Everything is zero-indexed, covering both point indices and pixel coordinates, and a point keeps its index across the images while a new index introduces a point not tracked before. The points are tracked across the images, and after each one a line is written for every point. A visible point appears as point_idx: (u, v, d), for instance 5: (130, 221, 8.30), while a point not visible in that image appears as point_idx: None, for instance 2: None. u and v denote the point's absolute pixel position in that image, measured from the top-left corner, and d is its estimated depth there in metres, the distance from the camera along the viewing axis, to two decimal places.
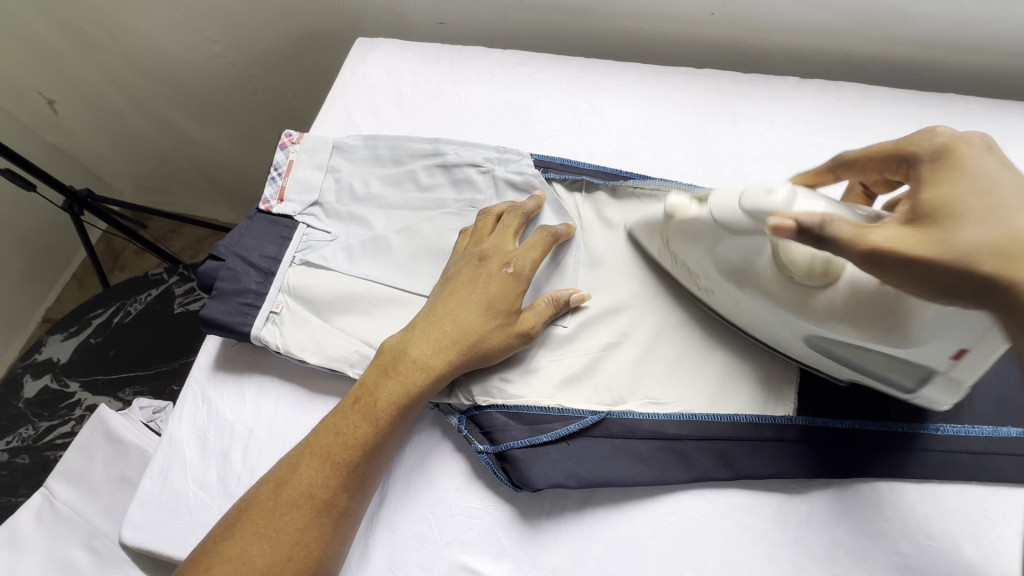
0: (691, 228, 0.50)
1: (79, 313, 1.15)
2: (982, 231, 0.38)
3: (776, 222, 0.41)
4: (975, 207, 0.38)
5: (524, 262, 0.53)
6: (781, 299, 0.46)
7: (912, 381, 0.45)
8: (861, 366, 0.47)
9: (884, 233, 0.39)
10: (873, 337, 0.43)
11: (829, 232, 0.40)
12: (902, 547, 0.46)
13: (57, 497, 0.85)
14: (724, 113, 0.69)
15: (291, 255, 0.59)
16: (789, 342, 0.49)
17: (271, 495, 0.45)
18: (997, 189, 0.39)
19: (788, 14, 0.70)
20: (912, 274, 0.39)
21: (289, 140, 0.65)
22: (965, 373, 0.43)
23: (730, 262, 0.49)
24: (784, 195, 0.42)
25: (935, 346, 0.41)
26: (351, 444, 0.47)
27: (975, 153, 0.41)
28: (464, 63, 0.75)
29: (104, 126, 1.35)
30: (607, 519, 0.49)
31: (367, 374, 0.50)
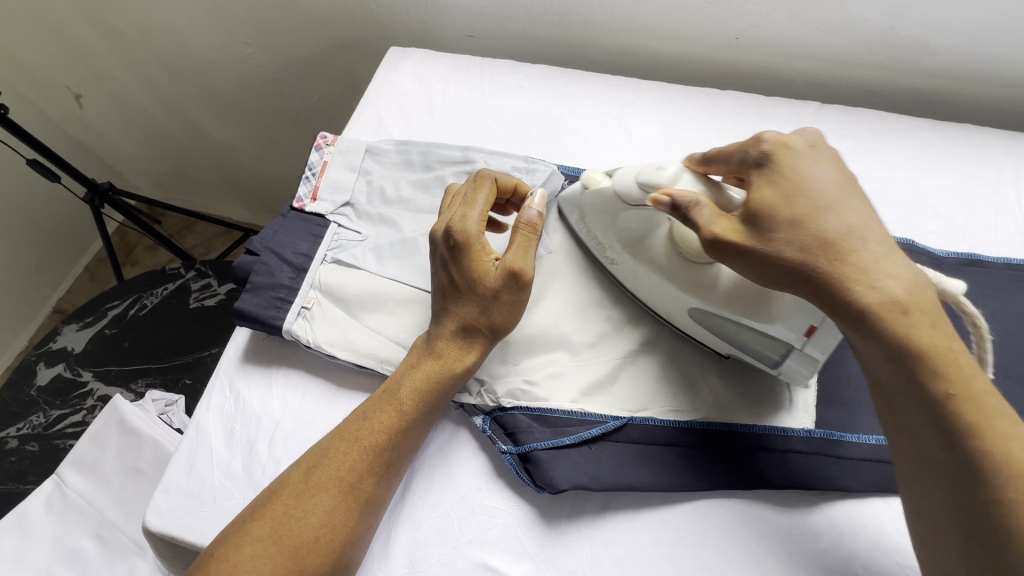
0: (601, 203, 0.54)
1: (95, 304, 1.17)
2: (792, 228, 0.44)
3: (654, 198, 0.47)
4: (788, 206, 0.44)
5: (469, 219, 0.51)
6: (672, 273, 0.51)
7: (776, 355, 0.50)
8: (731, 339, 0.51)
9: (723, 223, 0.45)
10: (744, 310, 0.48)
11: (693, 214, 0.46)
12: (918, 563, 0.47)
13: (69, 485, 0.86)
14: (747, 133, 0.71)
15: (323, 253, 0.61)
16: (676, 314, 0.53)
17: (301, 478, 0.46)
18: (809, 188, 0.45)
19: (812, 40, 0.72)
20: (741, 260, 0.45)
21: (323, 142, 0.67)
22: (818, 351, 0.48)
23: (630, 233, 0.54)
24: (672, 173, 0.47)
25: (788, 322, 0.47)
26: (379, 431, 0.48)
27: (797, 153, 0.47)
28: (494, 75, 0.78)
29: (128, 122, 1.37)
30: (627, 524, 0.50)
31: (396, 368, 0.52)
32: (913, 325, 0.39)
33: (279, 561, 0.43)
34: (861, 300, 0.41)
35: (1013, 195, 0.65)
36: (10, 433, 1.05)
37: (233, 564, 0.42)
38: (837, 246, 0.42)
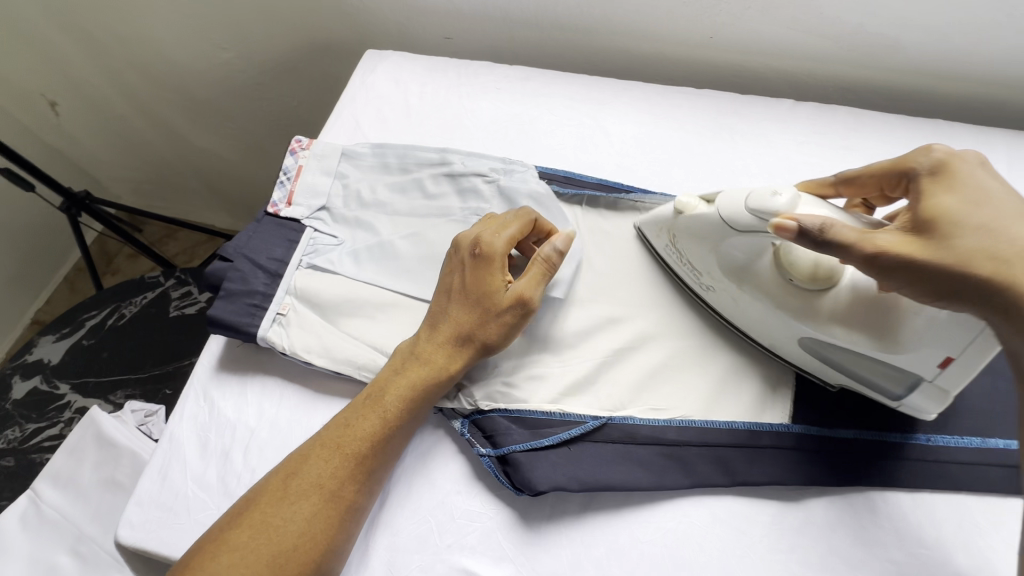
0: (699, 227, 0.53)
1: (73, 315, 1.15)
2: (978, 237, 0.41)
3: (778, 222, 0.44)
4: (968, 217, 0.42)
5: (495, 241, 0.53)
6: (782, 300, 0.50)
7: (897, 387, 0.48)
8: (848, 370, 0.49)
9: (888, 237, 0.43)
10: (858, 337, 0.46)
11: (829, 236, 0.43)
12: (895, 555, 0.47)
13: (44, 500, 0.84)
14: (723, 131, 0.71)
15: (298, 258, 0.60)
16: (784, 344, 0.52)
17: (280, 485, 0.45)
18: (992, 200, 0.42)
19: (786, 39, 0.73)
20: (906, 275, 0.42)
21: (298, 146, 0.66)
22: (953, 384, 0.45)
23: (734, 261, 0.52)
24: (789, 199, 0.45)
25: (919, 352, 0.44)
26: (360, 437, 0.48)
27: (968, 168, 0.45)
28: (472, 77, 0.77)
29: (105, 130, 1.35)
30: (607, 525, 0.49)
31: (378, 372, 0.52)
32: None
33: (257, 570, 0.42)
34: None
35: None
36: None
37: None
38: None
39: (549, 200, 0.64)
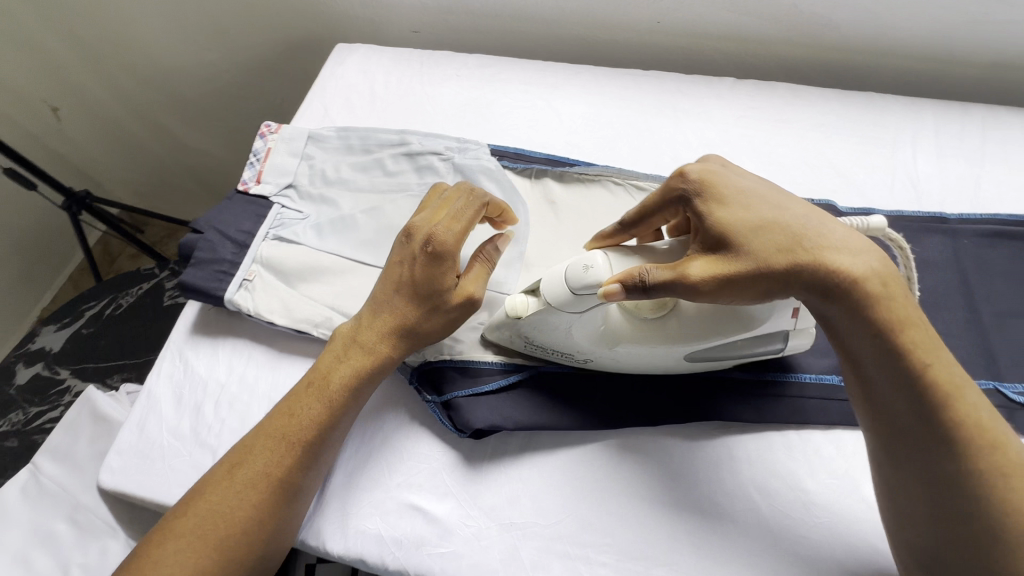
0: (541, 322, 0.50)
1: (72, 306, 1.21)
2: (761, 233, 0.43)
3: (607, 291, 0.44)
4: (746, 214, 0.44)
5: (445, 238, 0.51)
6: (656, 337, 0.49)
7: (778, 342, 0.53)
8: (731, 356, 0.52)
9: (695, 262, 0.43)
10: (730, 330, 0.48)
11: (648, 283, 0.43)
12: (807, 485, 0.51)
13: (43, 472, 0.89)
14: (667, 109, 0.75)
15: (265, 230, 0.65)
16: (674, 365, 0.53)
17: (226, 475, 0.48)
18: (750, 197, 0.45)
19: (727, 21, 0.77)
20: (733, 287, 0.43)
21: (268, 130, 0.72)
22: (807, 321, 0.52)
23: (591, 334, 0.50)
24: (602, 265, 0.45)
25: (779, 314, 0.49)
26: (305, 424, 0.50)
27: (720, 175, 0.47)
28: (433, 66, 0.83)
29: (105, 134, 1.42)
30: (544, 463, 0.54)
31: (321, 361, 0.54)
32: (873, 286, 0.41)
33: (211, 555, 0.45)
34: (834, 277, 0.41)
35: (909, 154, 0.70)
36: None
37: (162, 558, 0.45)
38: (801, 240, 0.42)
39: (500, 175, 0.69)
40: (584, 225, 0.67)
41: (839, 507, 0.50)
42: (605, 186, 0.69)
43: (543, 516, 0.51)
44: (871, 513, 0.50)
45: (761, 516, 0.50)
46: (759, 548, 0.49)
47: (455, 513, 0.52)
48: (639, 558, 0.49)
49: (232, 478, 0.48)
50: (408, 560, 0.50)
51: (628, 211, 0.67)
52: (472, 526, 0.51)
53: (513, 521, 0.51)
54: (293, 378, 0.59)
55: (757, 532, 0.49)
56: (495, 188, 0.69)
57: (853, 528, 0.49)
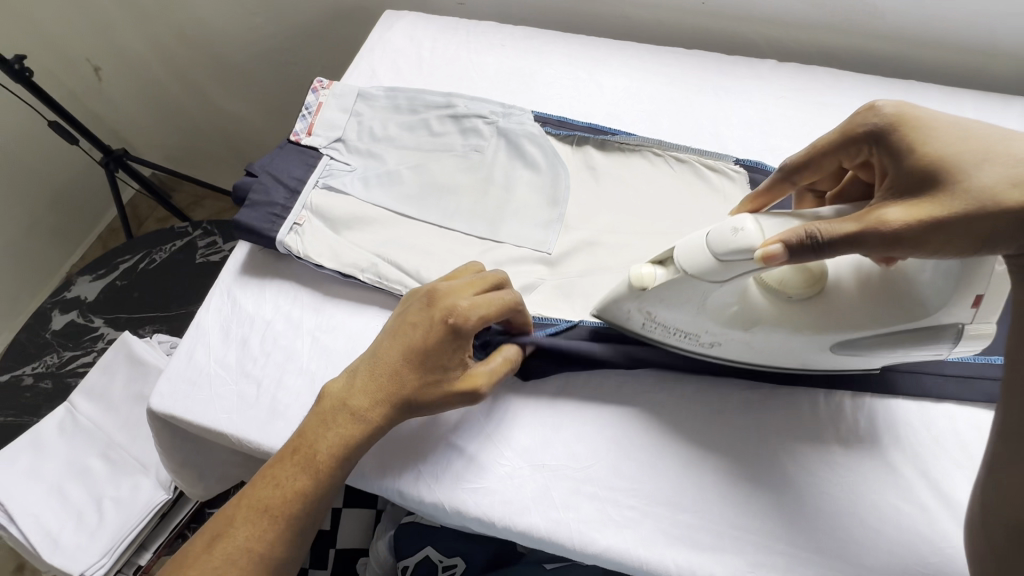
0: (671, 293, 0.49)
1: (107, 258, 1.24)
2: (984, 170, 0.40)
3: (766, 253, 0.42)
4: (961, 149, 0.41)
5: (469, 315, 0.50)
6: (797, 322, 0.49)
7: (948, 340, 0.48)
8: (885, 350, 0.49)
9: (893, 212, 0.41)
10: (887, 317, 0.47)
11: (827, 236, 0.41)
12: (832, 445, 0.53)
13: (80, 410, 0.93)
14: (708, 87, 0.77)
15: (315, 179, 0.67)
16: (813, 356, 0.52)
17: (207, 548, 0.46)
18: (968, 129, 0.43)
19: (772, 4, 0.78)
20: (940, 236, 0.41)
21: (320, 86, 0.74)
22: (988, 319, 0.47)
23: (724, 311, 0.50)
24: (753, 229, 0.43)
25: (953, 304, 0.45)
26: (288, 495, 0.47)
27: (922, 110, 0.45)
28: (479, 35, 0.84)
29: (143, 96, 1.47)
30: (577, 410, 0.56)
31: (306, 424, 0.50)
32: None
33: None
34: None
35: None
36: (25, 371, 1.12)
37: None
38: None
39: (543, 140, 0.71)
40: (623, 192, 0.68)
41: (862, 468, 0.52)
42: (645, 156, 0.70)
43: (575, 459, 0.53)
44: (894, 475, 0.51)
45: (787, 472, 0.52)
46: (785, 501, 0.50)
47: (490, 453, 0.54)
48: (666, 503, 0.51)
49: (212, 551, 0.46)
50: (444, 495, 0.52)
51: (667, 181, 0.69)
52: (506, 466, 0.53)
53: (546, 463, 0.53)
54: (337, 319, 0.62)
55: (783, 487, 0.51)
56: (537, 152, 0.70)
57: (875, 488, 0.51)
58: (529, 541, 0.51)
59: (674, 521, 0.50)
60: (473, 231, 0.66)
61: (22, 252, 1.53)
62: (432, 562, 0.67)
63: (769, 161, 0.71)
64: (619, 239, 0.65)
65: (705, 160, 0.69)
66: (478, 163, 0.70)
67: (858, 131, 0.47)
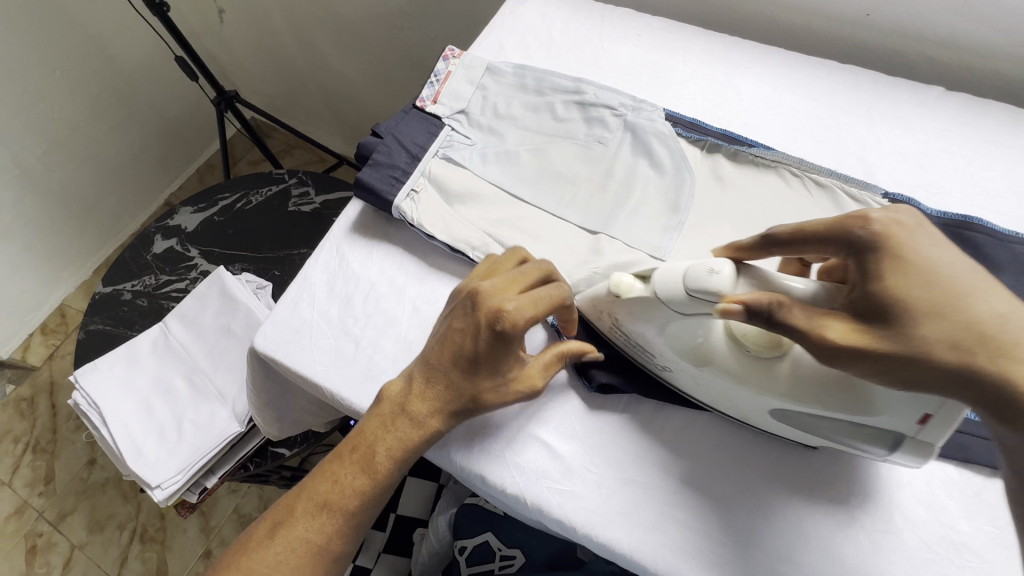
0: (642, 309, 0.49)
1: (209, 193, 1.30)
2: (937, 321, 0.37)
3: (723, 307, 0.41)
4: (928, 296, 0.38)
5: (518, 318, 0.46)
6: (744, 377, 0.47)
7: (882, 447, 0.45)
8: (819, 433, 0.47)
9: (839, 325, 0.39)
10: (812, 403, 0.44)
11: (776, 317, 0.40)
12: (960, 525, 0.48)
13: (172, 333, 0.98)
14: (860, 109, 0.70)
15: (435, 148, 0.67)
16: (755, 417, 0.50)
17: (269, 534, 0.49)
18: (945, 276, 0.38)
19: (951, 25, 0.70)
20: (869, 364, 0.38)
21: (450, 54, 0.73)
22: (935, 439, 0.42)
23: (683, 344, 0.49)
24: (727, 276, 0.42)
25: (891, 416, 0.42)
26: (347, 493, 0.49)
27: (909, 235, 0.40)
28: (615, 22, 0.81)
29: (257, 41, 1.57)
30: (675, 429, 0.53)
31: (367, 423, 0.51)
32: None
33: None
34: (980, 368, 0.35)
35: None
36: (125, 286, 1.20)
37: None
38: (994, 341, 0.36)
39: (672, 141, 0.67)
40: (751, 209, 0.64)
41: (992, 556, 0.46)
42: (780, 174, 0.65)
43: (667, 482, 0.51)
44: None
45: (902, 544, 0.47)
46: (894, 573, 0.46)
47: (579, 456, 0.52)
48: (762, 548, 0.48)
49: (274, 537, 0.49)
50: (527, 489, 0.51)
51: (803, 204, 0.63)
52: (595, 474, 0.51)
53: (635, 478, 0.51)
54: (440, 292, 0.61)
55: (895, 558, 0.47)
56: (664, 152, 0.67)
57: None
58: (607, 554, 0.50)
59: (767, 569, 0.47)
60: (587, 225, 0.64)
61: (131, 174, 1.64)
62: (490, 548, 0.71)
63: (920, 199, 0.64)
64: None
65: (848, 188, 0.63)
66: (600, 155, 0.68)
67: (843, 233, 0.41)
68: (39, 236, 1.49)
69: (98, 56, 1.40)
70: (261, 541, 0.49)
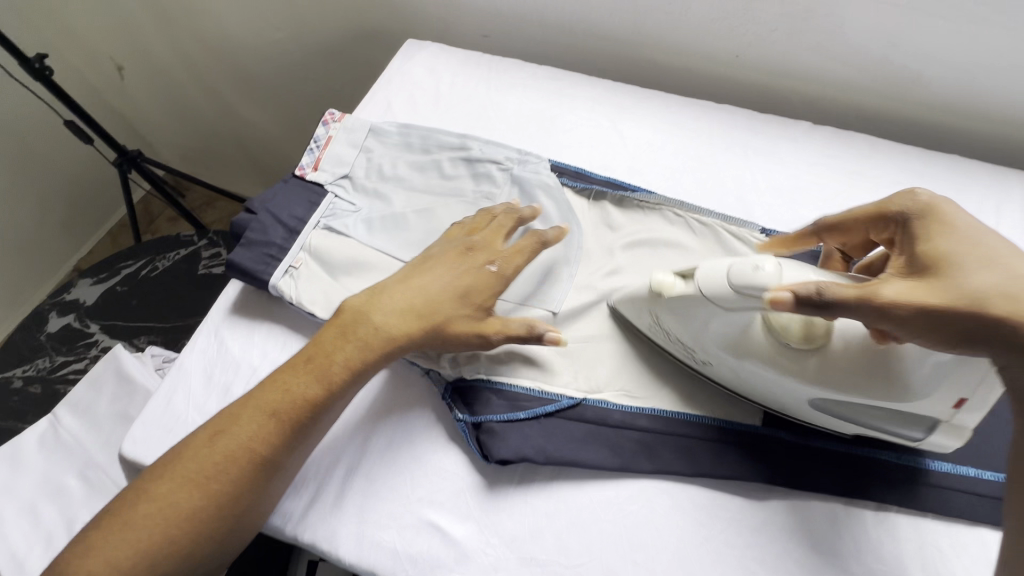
0: (682, 305, 0.51)
1: (111, 262, 1.23)
2: (989, 276, 0.40)
3: (773, 297, 0.43)
4: (969, 255, 0.42)
5: (506, 263, 0.55)
6: (783, 364, 0.49)
7: (921, 432, 0.49)
8: (865, 424, 0.49)
9: (896, 287, 0.42)
10: (873, 391, 0.46)
11: (825, 299, 0.41)
12: (851, 566, 0.48)
13: (62, 425, 0.90)
14: (736, 145, 0.73)
15: (316, 219, 0.65)
16: (795, 407, 0.51)
17: (207, 442, 0.47)
18: (988, 239, 0.43)
19: (809, 64, 0.75)
20: (918, 324, 0.41)
21: (331, 118, 0.72)
22: (968, 420, 0.47)
23: (726, 335, 0.50)
24: (772, 270, 0.44)
25: (934, 398, 0.45)
26: (299, 400, 0.49)
27: (952, 209, 0.46)
28: (502, 73, 0.82)
29: (162, 96, 1.51)
30: (572, 497, 0.51)
31: (325, 335, 0.51)
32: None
33: (199, 506, 0.45)
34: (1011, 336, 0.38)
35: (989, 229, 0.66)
36: (15, 372, 1.10)
37: (128, 519, 0.44)
38: None
39: (558, 192, 0.67)
40: (639, 256, 0.64)
41: None
42: (665, 216, 0.66)
43: (566, 555, 0.49)
44: None
45: None
46: None
47: (474, 538, 0.50)
48: None
49: (211, 448, 0.47)
50: None
51: (690, 249, 0.64)
52: (492, 556, 0.49)
53: (533, 556, 0.49)
54: None
55: None
56: (551, 204, 0.67)
57: None
58: None
59: None
60: None
61: (29, 244, 1.53)
62: None
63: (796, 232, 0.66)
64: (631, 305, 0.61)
65: (728, 226, 0.64)
66: None
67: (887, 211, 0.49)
68: None
69: None
70: (198, 450, 0.47)
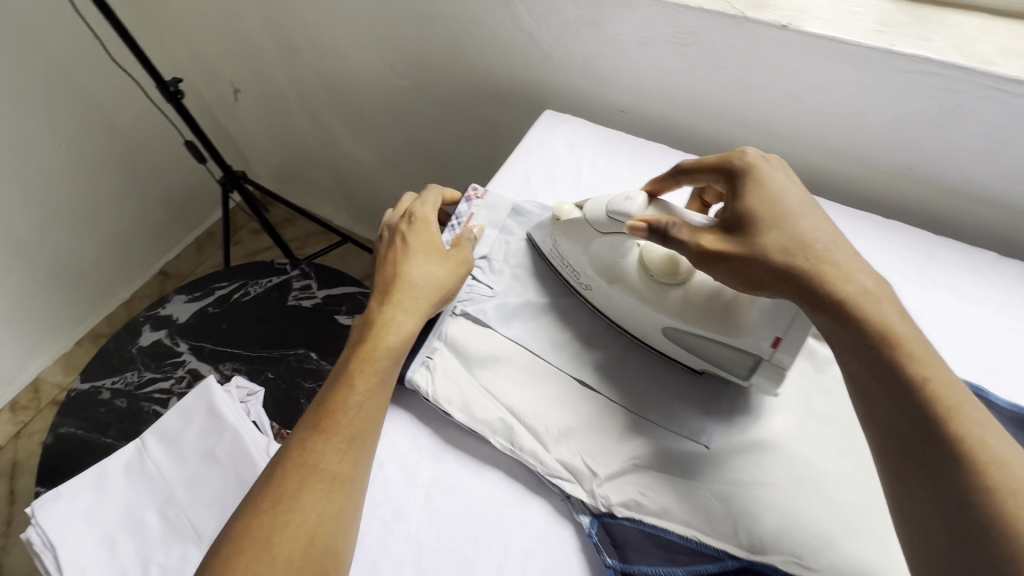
0: (573, 228, 0.62)
1: (206, 281, 1.25)
2: (781, 234, 0.47)
3: (632, 224, 0.53)
4: (763, 210, 0.49)
5: (430, 213, 0.66)
6: (646, 294, 0.58)
7: (741, 370, 0.54)
8: (702, 355, 0.56)
9: (706, 237, 0.50)
10: (711, 325, 0.53)
11: (670, 232, 0.52)
12: None
13: (149, 455, 0.88)
14: (910, 272, 0.66)
15: (454, 303, 0.63)
16: (652, 334, 0.59)
17: (271, 479, 0.48)
18: (785, 200, 0.49)
19: (1000, 190, 0.68)
20: (725, 268, 0.49)
21: (474, 195, 0.72)
22: (783, 364, 0.51)
23: (602, 258, 0.61)
24: (639, 201, 0.55)
25: (753, 335, 0.51)
26: (340, 408, 0.51)
27: (769, 168, 0.52)
28: (645, 157, 0.78)
29: (271, 121, 1.56)
30: None
31: (344, 351, 0.57)
32: (953, 398, 0.37)
33: (275, 529, 0.45)
34: (936, 396, 0.37)
35: None
36: (105, 383, 1.12)
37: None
38: (807, 253, 0.45)
39: None
40: (806, 388, 0.56)
41: None
42: None
43: None
44: None
45: None
46: None
47: None
48: None
49: (272, 481, 0.48)
50: None
51: None
52: None
53: None
54: (458, 478, 0.54)
55: None
56: None
57: None
58: None
59: None
60: (616, 399, 0.57)
61: (126, 246, 1.59)
62: None
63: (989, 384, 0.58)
64: (808, 456, 0.52)
65: None
66: None
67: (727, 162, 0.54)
68: (21, 309, 1.39)
69: (106, 130, 1.38)
70: (261, 485, 0.48)
